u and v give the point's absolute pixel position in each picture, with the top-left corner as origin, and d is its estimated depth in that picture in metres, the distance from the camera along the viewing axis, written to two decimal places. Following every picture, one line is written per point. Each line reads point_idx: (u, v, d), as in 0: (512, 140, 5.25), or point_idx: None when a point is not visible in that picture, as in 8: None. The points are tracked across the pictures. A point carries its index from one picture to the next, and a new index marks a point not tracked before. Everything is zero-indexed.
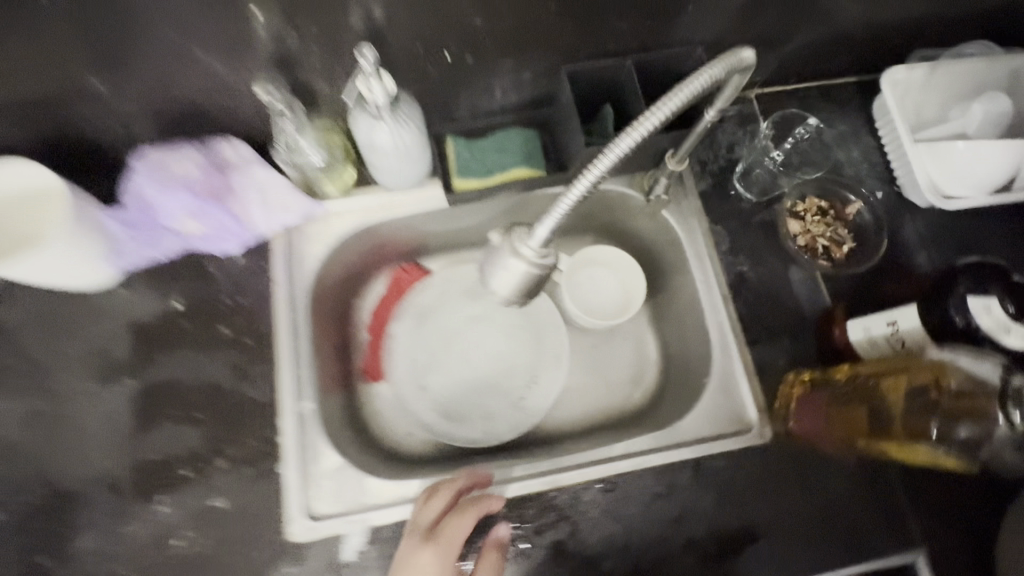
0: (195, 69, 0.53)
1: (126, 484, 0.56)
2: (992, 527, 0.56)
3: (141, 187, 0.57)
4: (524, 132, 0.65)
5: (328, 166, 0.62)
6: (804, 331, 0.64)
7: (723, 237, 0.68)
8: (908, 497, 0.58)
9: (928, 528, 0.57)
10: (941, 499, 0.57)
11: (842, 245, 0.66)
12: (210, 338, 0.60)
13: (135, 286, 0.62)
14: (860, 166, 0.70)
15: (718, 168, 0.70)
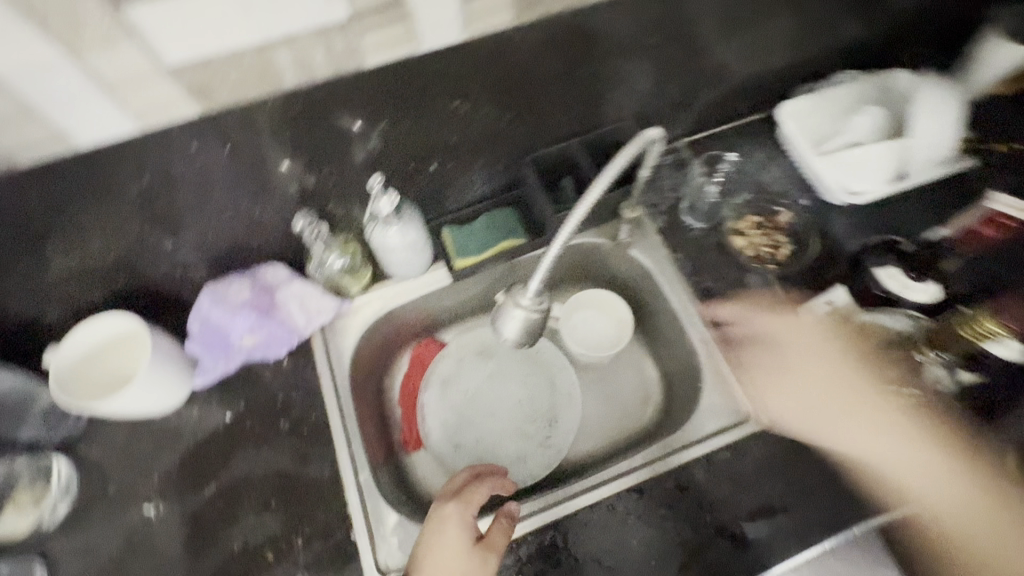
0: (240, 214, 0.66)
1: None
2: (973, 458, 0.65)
3: (207, 313, 0.69)
4: (504, 210, 0.79)
5: (351, 268, 0.75)
6: (771, 325, 0.75)
7: (686, 262, 0.80)
8: None
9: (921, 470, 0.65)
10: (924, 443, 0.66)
11: (782, 249, 0.79)
12: (271, 434, 0.69)
13: (197, 404, 0.71)
14: (782, 183, 0.84)
15: (668, 206, 0.84)
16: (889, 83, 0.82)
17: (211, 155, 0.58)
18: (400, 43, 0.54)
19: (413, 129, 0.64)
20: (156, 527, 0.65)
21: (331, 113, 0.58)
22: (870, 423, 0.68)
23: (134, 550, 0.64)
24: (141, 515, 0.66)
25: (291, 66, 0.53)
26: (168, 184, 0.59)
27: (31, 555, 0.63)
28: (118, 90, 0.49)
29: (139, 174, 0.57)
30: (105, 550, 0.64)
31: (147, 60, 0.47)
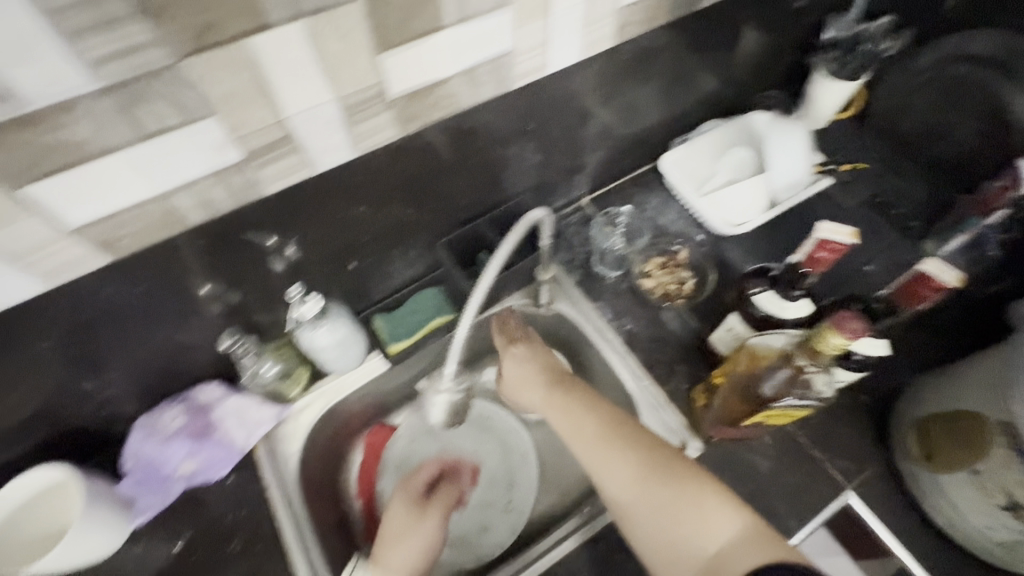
0: (169, 343, 0.66)
1: None
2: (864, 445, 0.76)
3: (140, 446, 0.68)
4: (430, 291, 0.84)
5: (282, 375, 0.76)
6: (688, 354, 0.83)
7: (605, 310, 0.87)
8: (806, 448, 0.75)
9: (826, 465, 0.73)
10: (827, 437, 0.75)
11: (686, 283, 0.87)
12: (221, 559, 0.69)
13: (142, 542, 0.70)
14: (678, 224, 0.95)
15: (581, 260, 0.92)
16: (745, 123, 0.95)
17: (134, 299, 0.58)
18: (298, 169, 0.56)
19: (327, 244, 0.69)
20: None
21: (243, 239, 0.60)
22: (679, 500, 0.59)
23: None
24: None
25: (194, 208, 0.53)
26: (86, 331, 0.57)
27: None
28: (32, 257, 0.48)
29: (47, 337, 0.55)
30: None
31: (54, 229, 0.46)
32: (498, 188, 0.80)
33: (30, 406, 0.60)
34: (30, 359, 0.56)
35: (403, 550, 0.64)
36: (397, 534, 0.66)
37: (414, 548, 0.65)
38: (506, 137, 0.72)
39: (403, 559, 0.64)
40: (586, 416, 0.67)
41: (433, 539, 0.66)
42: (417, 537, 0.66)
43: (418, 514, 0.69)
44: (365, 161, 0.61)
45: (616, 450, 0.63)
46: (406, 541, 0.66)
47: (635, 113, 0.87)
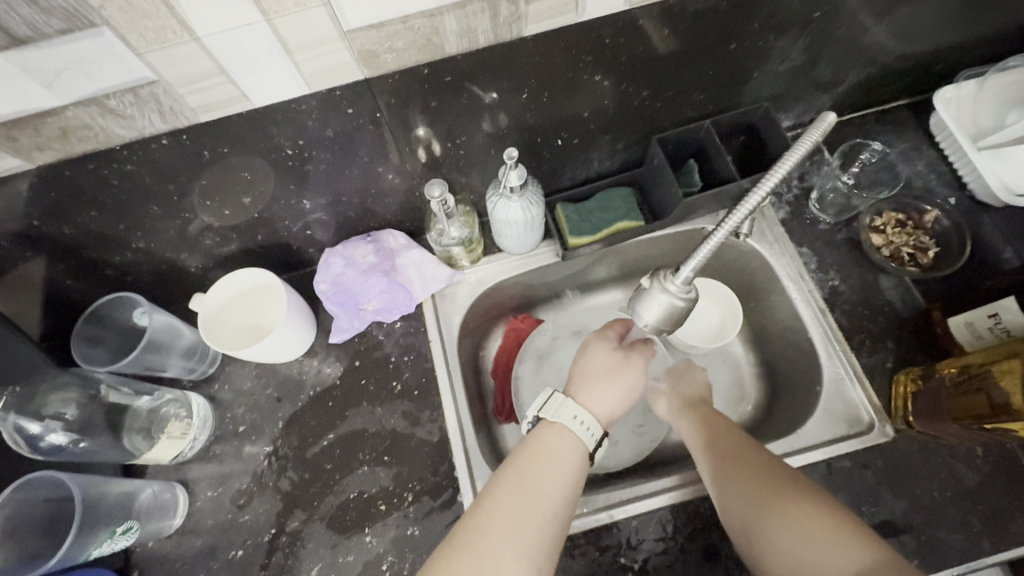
0: (373, 178, 0.66)
1: (314, 526, 0.66)
2: None
3: (339, 271, 0.72)
4: (622, 190, 0.77)
5: (464, 241, 0.74)
6: (907, 331, 0.69)
7: (809, 258, 0.76)
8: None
9: None
10: None
11: (927, 249, 0.72)
12: (385, 394, 0.72)
13: (318, 356, 0.75)
14: (929, 178, 0.78)
15: (795, 194, 0.79)
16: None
17: (357, 122, 0.56)
18: (565, 13, 0.50)
19: (551, 108, 0.63)
20: (279, 468, 0.69)
21: (467, 85, 0.55)
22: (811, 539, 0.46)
23: (259, 488, 0.69)
24: (261, 455, 0.70)
25: (456, 35, 0.49)
26: (312, 145, 0.57)
27: (174, 482, 0.69)
28: (304, 54, 0.45)
29: (295, 140, 0.55)
30: (233, 485, 0.69)
31: (332, 25, 0.44)
32: (737, 89, 0.69)
33: (248, 209, 0.64)
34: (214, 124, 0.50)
35: (607, 393, 0.59)
36: (600, 372, 0.60)
37: (614, 393, 0.59)
38: (784, 23, 0.61)
39: (606, 402, 0.58)
40: (704, 429, 0.62)
41: (637, 390, 0.61)
42: (622, 382, 0.60)
43: (625, 359, 0.61)
44: (634, 16, 0.54)
45: (726, 454, 0.57)
46: (608, 382, 0.60)
47: (931, 26, 0.69)
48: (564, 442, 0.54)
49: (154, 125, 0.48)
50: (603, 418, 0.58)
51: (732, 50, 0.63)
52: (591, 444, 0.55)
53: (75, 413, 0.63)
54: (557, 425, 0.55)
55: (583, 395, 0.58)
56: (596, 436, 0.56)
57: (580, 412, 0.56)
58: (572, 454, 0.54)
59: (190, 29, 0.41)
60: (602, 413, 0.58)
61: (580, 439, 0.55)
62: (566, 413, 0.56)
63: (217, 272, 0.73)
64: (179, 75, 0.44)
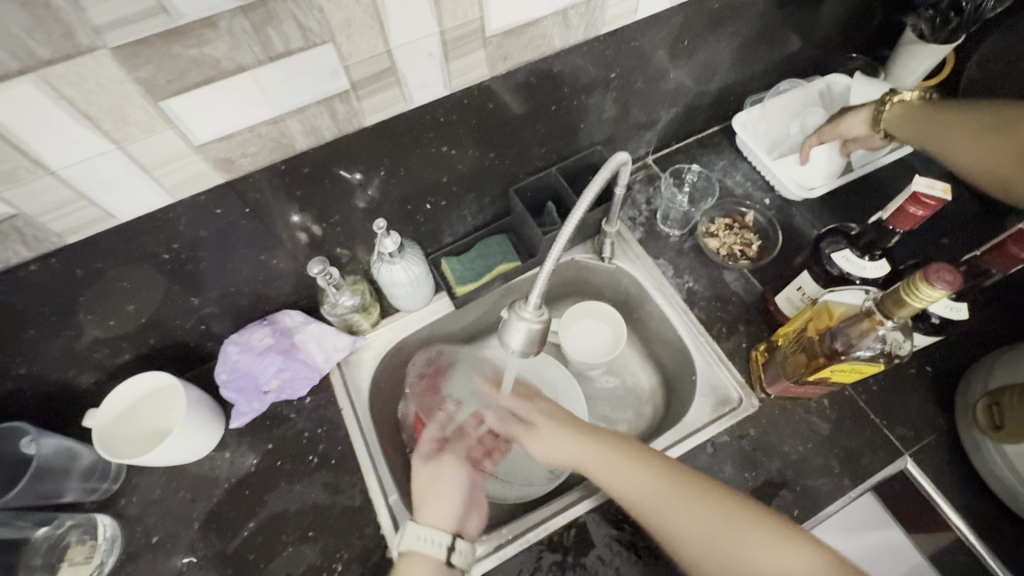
0: (258, 265, 0.70)
1: None
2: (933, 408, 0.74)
3: (234, 354, 0.74)
4: (497, 238, 0.86)
5: (360, 307, 0.80)
6: (753, 314, 0.82)
7: (666, 267, 0.87)
8: (869, 403, 0.74)
9: (889, 425, 0.73)
10: (889, 394, 0.75)
11: (752, 244, 0.87)
12: (303, 469, 0.74)
13: (230, 447, 0.75)
14: (745, 186, 0.94)
15: (645, 216, 0.92)
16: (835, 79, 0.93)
17: (228, 220, 0.61)
18: (396, 103, 0.59)
19: (410, 179, 0.71)
20: (199, 571, 0.68)
21: (327, 174, 0.63)
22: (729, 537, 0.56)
23: None
24: (179, 563, 0.68)
25: (303, 135, 0.56)
26: (189, 247, 0.61)
27: None
28: (161, 169, 0.51)
29: (170, 245, 0.59)
30: None
31: (183, 142, 0.50)
32: (572, 139, 0.81)
33: (133, 316, 0.65)
34: (82, 244, 0.53)
35: (441, 503, 0.64)
36: (429, 486, 0.66)
37: (450, 499, 0.65)
38: (589, 85, 0.74)
39: (442, 508, 0.64)
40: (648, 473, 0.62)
41: (461, 483, 0.67)
42: (449, 487, 0.66)
43: (438, 462, 0.68)
44: (459, 98, 0.63)
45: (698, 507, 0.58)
46: (437, 491, 0.66)
47: (710, 70, 0.86)
48: (420, 568, 0.59)
49: (19, 254, 0.51)
50: (449, 521, 0.63)
51: (555, 111, 0.75)
52: (444, 556, 0.60)
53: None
54: (411, 553, 0.60)
55: (426, 513, 0.63)
56: (447, 546, 0.61)
57: (421, 530, 0.61)
58: (430, 568, 0.60)
59: (45, 165, 0.45)
60: (446, 521, 0.63)
61: (431, 555, 0.60)
62: (411, 538, 0.61)
63: (111, 384, 0.73)
64: (37, 206, 0.48)
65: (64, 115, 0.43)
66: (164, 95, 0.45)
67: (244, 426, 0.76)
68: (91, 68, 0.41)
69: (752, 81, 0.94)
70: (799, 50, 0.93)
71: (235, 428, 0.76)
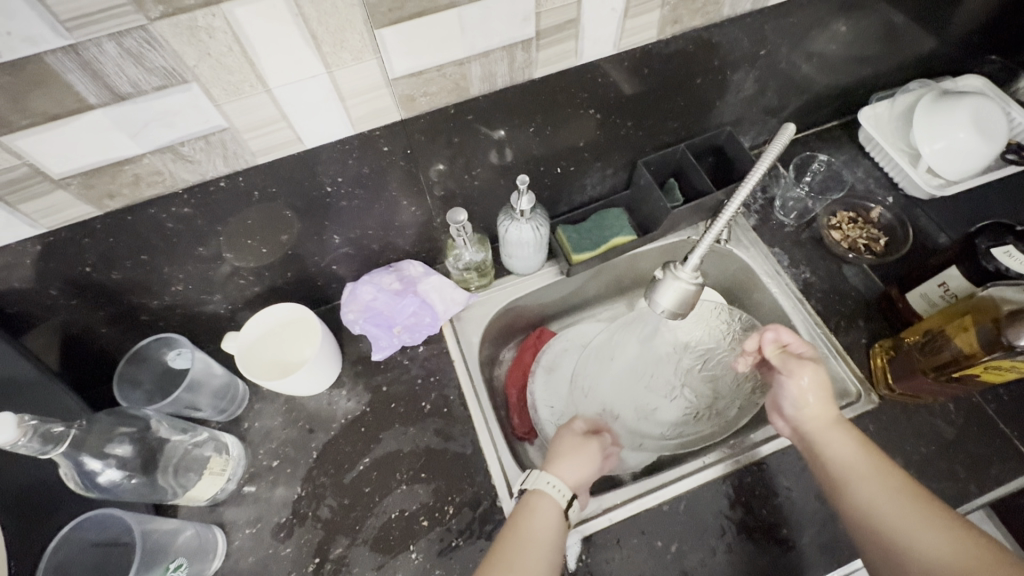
0: (397, 211, 0.72)
1: (359, 547, 0.67)
2: None
3: (368, 293, 0.77)
4: (613, 211, 0.85)
5: (477, 266, 0.82)
6: (874, 312, 0.80)
7: (782, 256, 0.86)
8: (998, 411, 0.72)
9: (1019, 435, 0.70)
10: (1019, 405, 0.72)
11: (877, 240, 0.85)
12: (416, 414, 0.76)
13: (345, 387, 0.78)
14: (868, 183, 0.91)
15: (761, 205, 0.90)
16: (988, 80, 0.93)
17: (390, 159, 0.63)
18: (568, 56, 0.60)
19: (552, 139, 0.71)
20: (317, 497, 0.71)
21: (484, 124, 0.64)
22: None
23: (299, 519, 0.69)
24: (297, 488, 0.71)
25: (478, 80, 0.58)
26: (349, 182, 0.63)
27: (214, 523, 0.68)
28: (355, 99, 0.53)
29: (335, 178, 0.61)
30: (272, 520, 0.69)
31: (381, 74, 0.52)
32: (706, 116, 0.80)
33: (282, 246, 0.68)
34: (266, 166, 0.56)
35: (572, 464, 0.64)
36: (566, 449, 0.66)
37: (580, 468, 0.64)
38: (738, 60, 0.73)
39: (575, 466, 0.64)
40: (896, 490, 0.54)
41: (593, 466, 0.65)
42: (584, 459, 0.65)
43: (586, 437, 0.68)
44: (620, 59, 0.64)
45: (940, 533, 0.50)
46: (573, 457, 0.65)
47: (851, 58, 0.84)
48: (545, 507, 0.60)
49: (216, 168, 0.54)
50: (574, 482, 0.63)
51: (699, 83, 0.74)
52: (563, 504, 0.61)
53: (129, 451, 0.62)
54: (537, 491, 0.61)
55: (556, 466, 0.64)
56: (566, 497, 0.61)
57: (546, 479, 0.62)
58: (551, 513, 0.60)
59: (265, 81, 0.47)
60: (570, 479, 0.63)
61: (555, 501, 0.61)
62: (538, 479, 0.62)
63: (244, 313, 0.76)
64: (246, 122, 0.50)
65: (297, 32, 0.45)
66: (382, 23, 0.47)
67: (361, 368, 0.79)
68: None
69: (887, 74, 0.91)
70: (942, 46, 0.89)
71: (372, 361, 0.79)
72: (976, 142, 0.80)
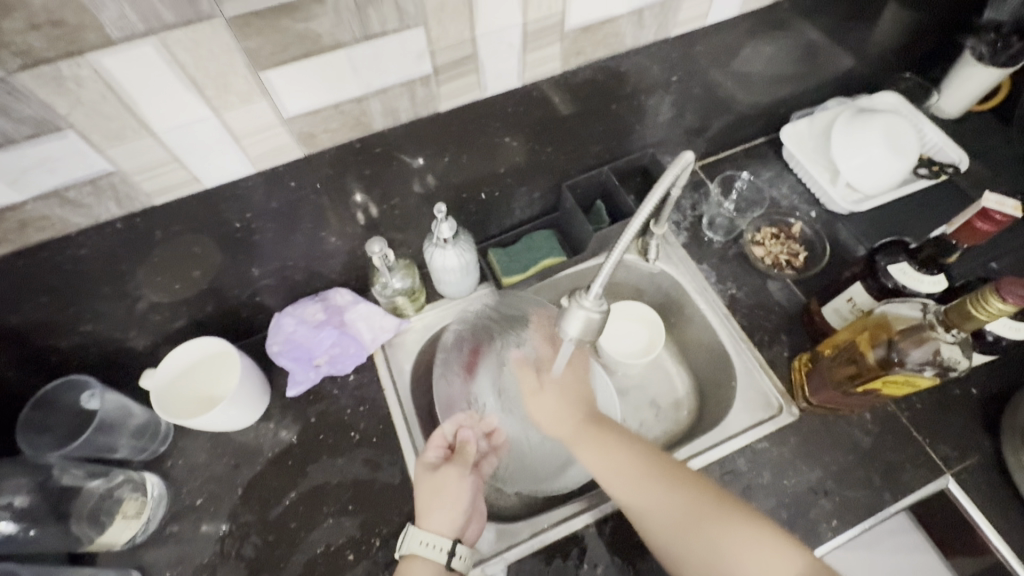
0: (318, 242, 0.72)
1: None
2: (976, 427, 0.73)
3: (293, 324, 0.77)
4: (543, 233, 0.86)
5: (408, 291, 0.82)
6: (797, 325, 0.82)
7: (709, 273, 0.88)
8: (911, 419, 0.74)
9: (931, 442, 0.73)
10: (931, 412, 0.74)
11: (798, 255, 0.87)
12: (345, 444, 0.75)
13: (273, 419, 0.77)
14: (793, 198, 0.94)
15: (690, 222, 0.92)
16: (903, 96, 0.96)
17: (300, 193, 0.62)
18: (471, 90, 0.61)
19: (470, 167, 0.72)
20: (241, 535, 0.69)
21: (394, 155, 0.64)
22: (720, 540, 0.56)
23: (221, 559, 0.68)
24: (221, 526, 0.70)
25: (381, 115, 0.58)
26: (260, 217, 0.63)
27: (131, 567, 0.67)
28: (250, 139, 0.53)
29: (243, 214, 0.61)
30: (193, 561, 0.68)
31: (274, 114, 0.52)
32: (627, 139, 0.82)
33: (196, 282, 0.67)
34: (165, 206, 0.55)
35: (442, 512, 0.63)
36: (429, 494, 0.64)
37: (449, 507, 0.64)
38: (651, 86, 0.75)
39: (446, 519, 0.63)
40: (636, 464, 0.62)
41: (465, 495, 0.65)
42: (450, 498, 0.64)
43: (445, 473, 0.66)
44: (529, 90, 0.65)
45: (667, 496, 0.59)
46: (441, 500, 0.64)
47: (768, 79, 0.86)
48: (422, 573, 0.60)
49: (110, 210, 0.53)
50: (452, 529, 0.63)
51: (615, 109, 0.75)
52: (444, 560, 0.61)
53: (27, 501, 0.62)
54: (412, 557, 0.61)
55: (426, 520, 0.63)
56: (446, 550, 0.61)
57: (423, 537, 0.61)
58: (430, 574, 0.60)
59: (148, 126, 0.47)
60: (447, 527, 0.63)
61: (435, 561, 0.61)
62: (411, 544, 0.61)
63: (165, 348, 0.75)
64: (136, 164, 0.50)
65: (175, 78, 0.45)
66: (266, 66, 0.48)
67: (290, 400, 0.78)
68: (206, 34, 0.43)
69: (806, 94, 0.94)
70: (856, 67, 0.93)
71: (286, 398, 0.78)
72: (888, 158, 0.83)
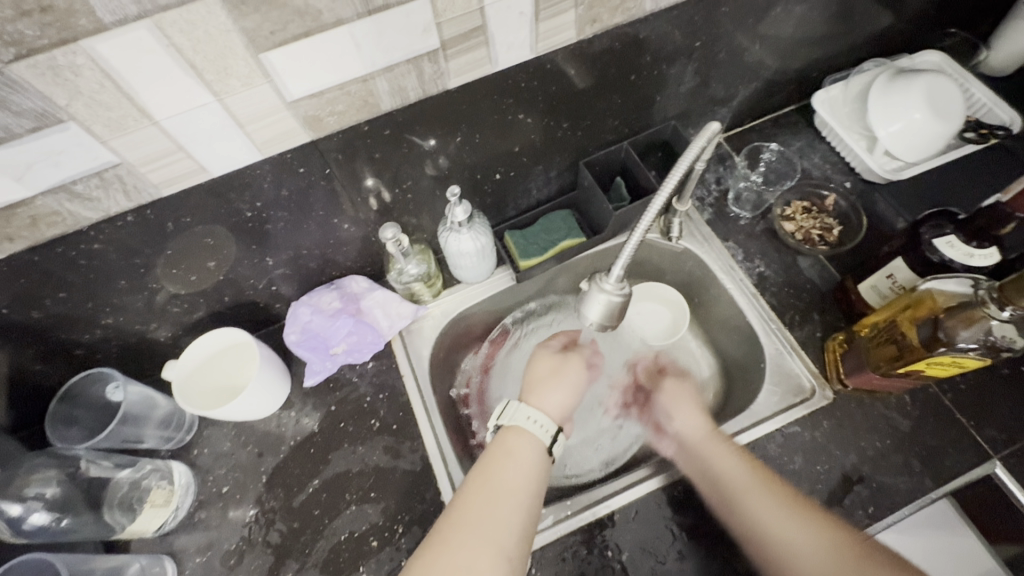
0: (333, 230, 0.71)
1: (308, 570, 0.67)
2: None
3: (308, 313, 0.76)
4: (561, 213, 0.84)
5: (423, 277, 0.80)
6: (829, 305, 0.78)
7: (736, 250, 0.84)
8: (954, 401, 0.70)
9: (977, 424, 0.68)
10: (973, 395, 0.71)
11: (832, 229, 0.83)
12: (365, 432, 0.75)
13: (294, 407, 0.77)
14: (824, 169, 0.89)
15: (715, 198, 0.88)
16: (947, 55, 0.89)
17: (309, 179, 0.61)
18: (482, 65, 0.58)
19: (483, 147, 0.69)
20: (266, 523, 0.70)
21: (405, 137, 0.62)
22: None
23: (248, 545, 0.69)
24: (247, 513, 0.71)
25: (389, 94, 0.56)
26: (270, 205, 0.61)
27: (162, 553, 0.68)
28: (254, 124, 0.51)
29: (254, 203, 0.60)
30: (222, 547, 0.69)
31: (277, 97, 0.50)
32: (648, 111, 0.78)
33: (212, 274, 0.67)
34: (174, 196, 0.54)
35: (557, 393, 0.65)
36: (549, 376, 0.67)
37: (563, 391, 0.65)
38: (672, 54, 0.70)
39: (555, 401, 0.64)
40: (779, 502, 0.60)
41: (581, 385, 0.67)
42: (568, 383, 0.66)
43: (565, 358, 0.68)
44: (542, 63, 0.62)
45: (815, 531, 0.57)
46: (556, 384, 0.66)
47: (800, 41, 0.80)
48: (523, 441, 0.59)
49: (119, 204, 0.52)
50: (558, 417, 0.64)
51: (635, 81, 0.71)
52: (547, 441, 0.60)
53: (57, 492, 0.64)
54: (515, 428, 0.60)
55: (535, 398, 0.64)
56: (551, 433, 0.61)
57: (530, 412, 0.61)
58: (532, 448, 0.59)
59: (150, 114, 0.46)
60: (555, 411, 0.63)
61: (538, 438, 0.60)
62: (517, 415, 0.61)
63: (186, 339, 0.75)
64: (139, 156, 0.49)
65: (172, 62, 0.43)
66: (265, 48, 0.46)
67: (312, 387, 0.78)
68: (202, 14, 0.41)
69: (840, 56, 0.88)
70: (896, 24, 0.86)
71: (305, 386, 0.78)
72: (934, 124, 0.76)
